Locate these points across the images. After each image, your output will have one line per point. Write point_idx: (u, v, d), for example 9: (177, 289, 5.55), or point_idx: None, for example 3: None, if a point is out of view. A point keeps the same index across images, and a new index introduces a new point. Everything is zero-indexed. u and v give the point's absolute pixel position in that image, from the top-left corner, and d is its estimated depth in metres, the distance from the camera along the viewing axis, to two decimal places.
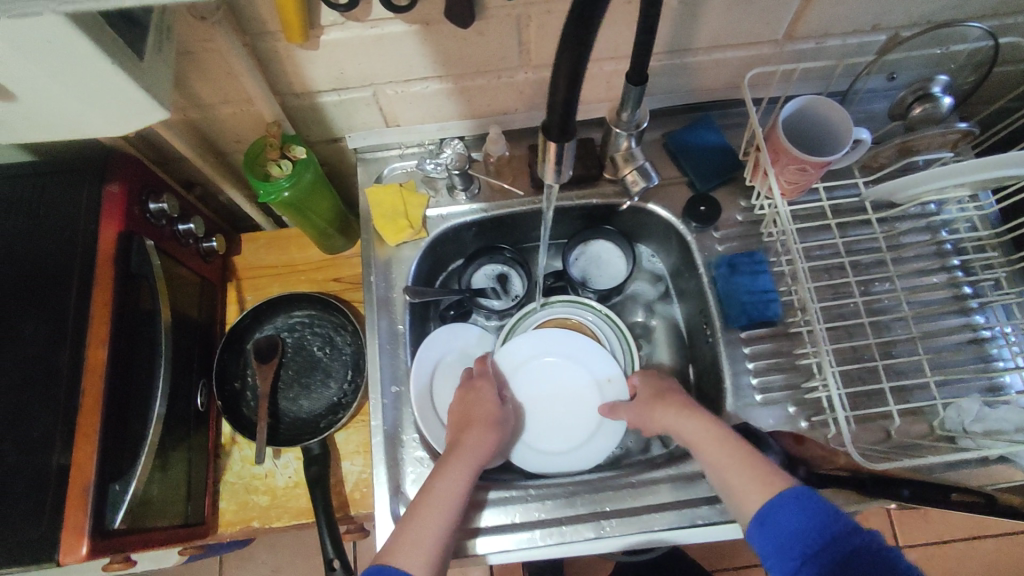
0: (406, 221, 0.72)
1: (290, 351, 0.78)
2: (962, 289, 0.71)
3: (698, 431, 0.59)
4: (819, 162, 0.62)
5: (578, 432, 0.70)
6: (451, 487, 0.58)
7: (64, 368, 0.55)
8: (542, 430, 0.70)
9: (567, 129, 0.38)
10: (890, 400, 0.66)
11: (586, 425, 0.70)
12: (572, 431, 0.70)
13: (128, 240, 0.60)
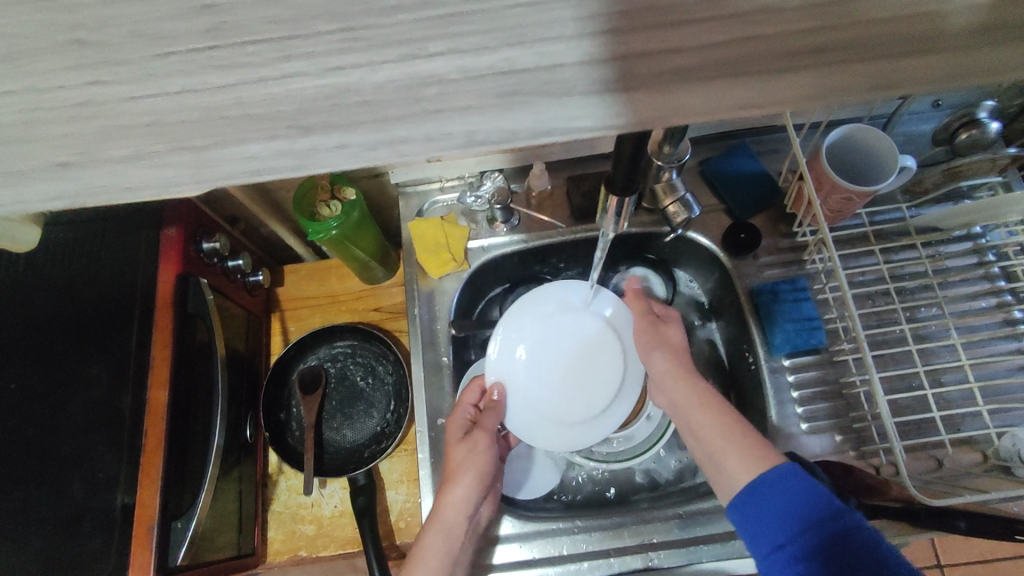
0: (449, 254, 0.72)
1: (333, 381, 0.80)
2: (1013, 314, 0.69)
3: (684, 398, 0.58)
4: (864, 192, 0.62)
5: (597, 402, 0.64)
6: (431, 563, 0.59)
7: (127, 410, 0.55)
8: (560, 397, 0.64)
9: (630, 185, 0.38)
10: (941, 429, 0.65)
11: (607, 386, 0.65)
12: (588, 400, 0.64)
13: (184, 281, 0.62)
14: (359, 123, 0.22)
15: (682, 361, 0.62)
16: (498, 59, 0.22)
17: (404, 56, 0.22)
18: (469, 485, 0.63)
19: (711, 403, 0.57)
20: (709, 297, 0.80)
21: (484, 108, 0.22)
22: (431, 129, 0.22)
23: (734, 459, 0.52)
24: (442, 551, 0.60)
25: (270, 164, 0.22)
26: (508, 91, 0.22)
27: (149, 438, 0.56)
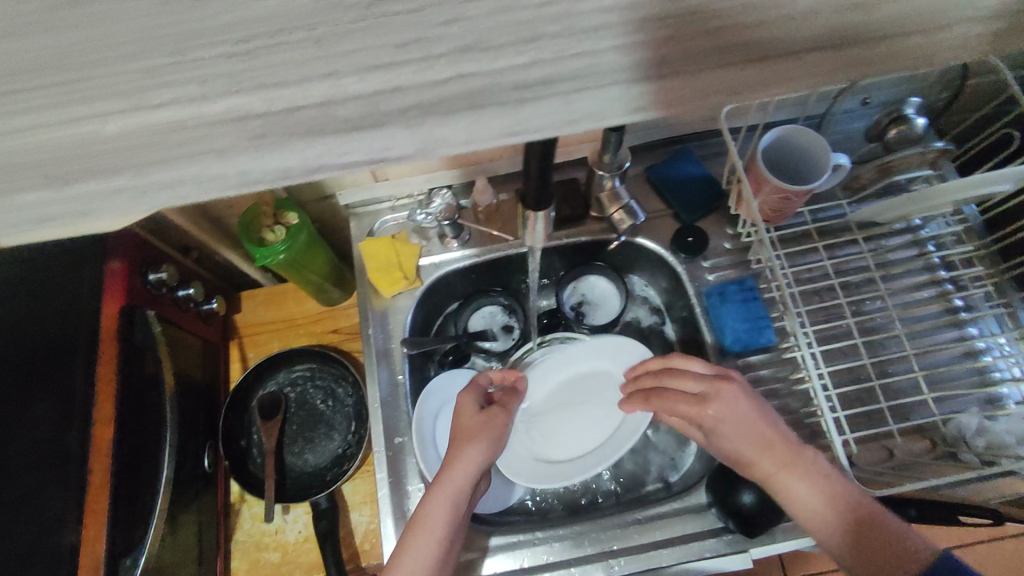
0: (400, 272, 0.73)
1: (293, 405, 0.79)
2: (954, 302, 0.70)
3: (741, 440, 0.55)
4: (801, 191, 0.63)
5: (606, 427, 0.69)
6: (438, 516, 0.58)
7: (75, 449, 0.55)
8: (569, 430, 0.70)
9: (542, 199, 0.39)
10: (889, 419, 0.66)
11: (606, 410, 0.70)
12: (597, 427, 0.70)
13: (131, 313, 0.62)
14: (208, 179, 0.25)
15: (761, 431, 0.54)
16: (312, 125, 0.25)
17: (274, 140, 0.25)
18: (482, 450, 0.61)
19: (805, 472, 0.52)
20: (662, 299, 0.81)
21: (316, 165, 0.25)
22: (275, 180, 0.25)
23: (836, 530, 0.51)
24: (449, 498, 0.59)
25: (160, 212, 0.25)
26: (343, 145, 0.25)
27: (96, 473, 0.55)
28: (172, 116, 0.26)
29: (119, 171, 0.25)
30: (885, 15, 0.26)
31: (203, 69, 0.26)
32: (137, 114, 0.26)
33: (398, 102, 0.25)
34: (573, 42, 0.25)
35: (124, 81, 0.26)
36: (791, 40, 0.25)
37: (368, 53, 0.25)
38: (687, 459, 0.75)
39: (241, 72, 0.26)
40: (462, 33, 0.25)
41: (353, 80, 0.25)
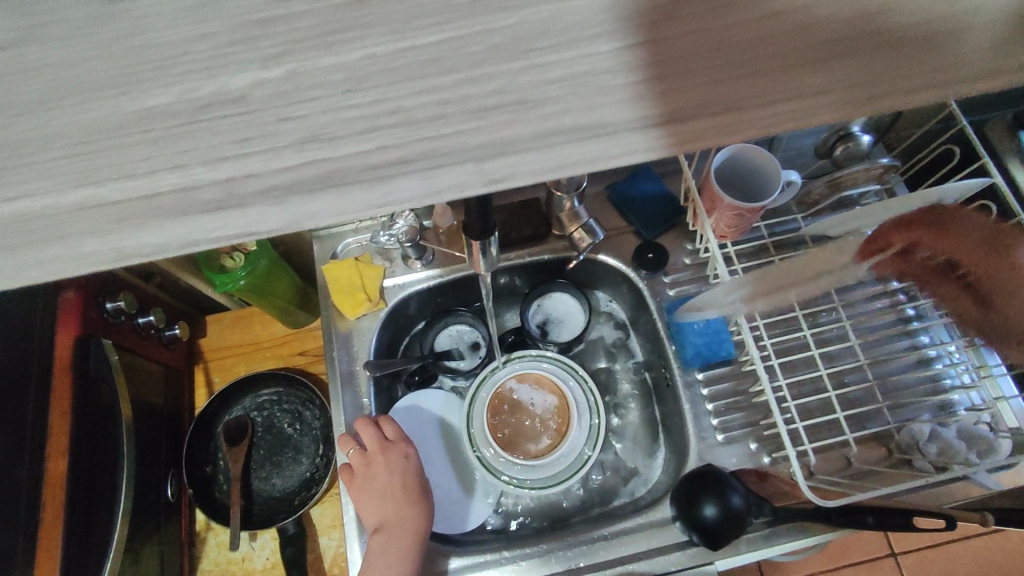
0: (364, 294, 0.73)
1: (259, 430, 0.79)
2: (905, 312, 0.72)
3: None
4: (755, 209, 0.65)
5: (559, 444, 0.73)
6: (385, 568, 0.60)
7: (23, 484, 0.53)
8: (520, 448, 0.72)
9: (487, 228, 0.40)
10: (846, 428, 0.67)
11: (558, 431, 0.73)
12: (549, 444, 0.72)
13: (85, 343, 0.62)
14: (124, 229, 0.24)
15: None
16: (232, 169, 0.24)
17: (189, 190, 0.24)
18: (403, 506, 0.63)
19: None
20: (627, 314, 0.82)
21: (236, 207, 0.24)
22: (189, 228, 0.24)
23: None
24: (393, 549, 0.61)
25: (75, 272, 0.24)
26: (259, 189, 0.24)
27: (48, 508, 0.54)
28: (84, 169, 0.24)
29: (25, 226, 0.24)
30: (795, 78, 0.25)
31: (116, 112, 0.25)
32: (45, 168, 0.24)
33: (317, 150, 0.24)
34: (493, 83, 0.25)
35: (35, 127, 0.25)
36: (698, 102, 0.25)
37: (290, 98, 0.25)
38: (655, 473, 0.75)
39: (159, 118, 0.25)
40: (385, 78, 0.25)
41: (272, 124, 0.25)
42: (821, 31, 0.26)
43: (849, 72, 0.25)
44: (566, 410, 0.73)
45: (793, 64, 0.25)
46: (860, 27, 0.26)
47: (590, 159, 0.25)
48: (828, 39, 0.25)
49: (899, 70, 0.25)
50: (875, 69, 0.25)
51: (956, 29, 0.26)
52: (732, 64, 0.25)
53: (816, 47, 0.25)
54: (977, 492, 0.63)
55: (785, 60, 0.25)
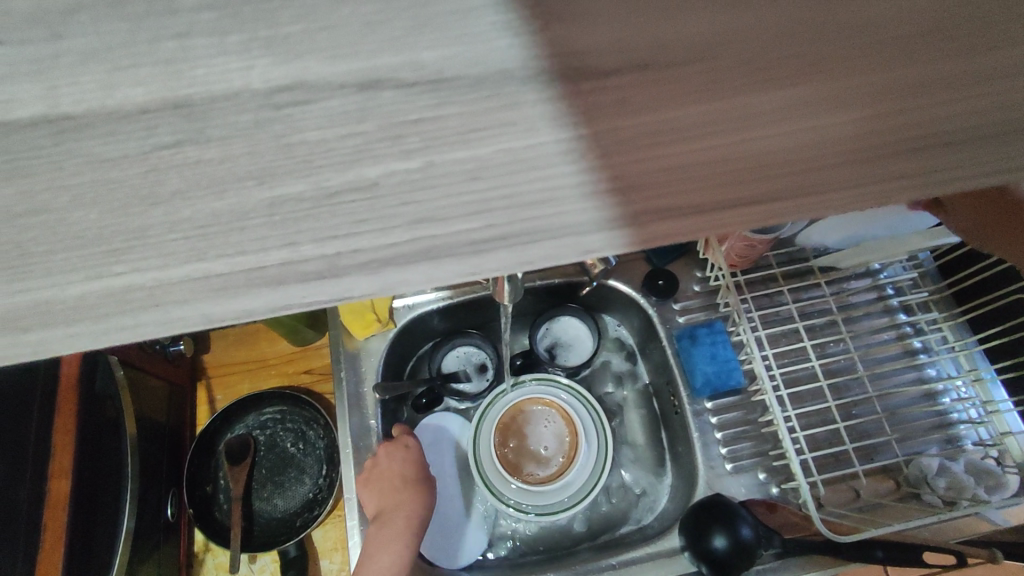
0: (373, 313, 0.71)
1: (262, 449, 0.78)
2: (912, 344, 0.73)
3: None
4: (767, 239, 0.65)
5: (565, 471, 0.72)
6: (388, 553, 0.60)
7: (23, 505, 0.52)
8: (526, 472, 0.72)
9: None
10: (854, 460, 0.67)
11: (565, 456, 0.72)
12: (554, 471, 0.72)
13: (93, 359, 0.61)
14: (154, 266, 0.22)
15: None
16: (273, 202, 0.22)
17: (228, 226, 0.22)
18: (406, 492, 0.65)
19: None
20: (634, 339, 0.82)
21: (275, 246, 0.22)
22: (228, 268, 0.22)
23: None
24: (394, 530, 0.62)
25: (97, 322, 0.21)
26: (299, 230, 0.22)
27: (48, 529, 0.53)
28: (109, 193, 0.22)
29: (39, 259, 0.22)
30: (800, 183, 0.23)
31: (141, 132, 0.23)
32: (66, 192, 0.22)
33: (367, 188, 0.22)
34: (556, 113, 0.23)
35: (47, 144, 0.23)
36: (678, 206, 0.23)
37: (337, 123, 0.23)
38: (662, 500, 0.75)
39: (188, 136, 0.23)
40: (440, 102, 0.23)
41: (319, 153, 0.23)
42: (758, 147, 0.23)
43: (857, 177, 0.23)
44: (574, 435, 0.73)
45: (795, 168, 0.23)
46: (869, 129, 0.24)
47: (663, 213, 0.23)
48: (836, 139, 0.23)
49: (909, 177, 0.23)
50: (885, 175, 0.23)
51: (972, 134, 0.24)
52: (664, 170, 0.23)
53: (821, 150, 0.23)
54: (985, 527, 0.63)
55: (786, 166, 0.23)
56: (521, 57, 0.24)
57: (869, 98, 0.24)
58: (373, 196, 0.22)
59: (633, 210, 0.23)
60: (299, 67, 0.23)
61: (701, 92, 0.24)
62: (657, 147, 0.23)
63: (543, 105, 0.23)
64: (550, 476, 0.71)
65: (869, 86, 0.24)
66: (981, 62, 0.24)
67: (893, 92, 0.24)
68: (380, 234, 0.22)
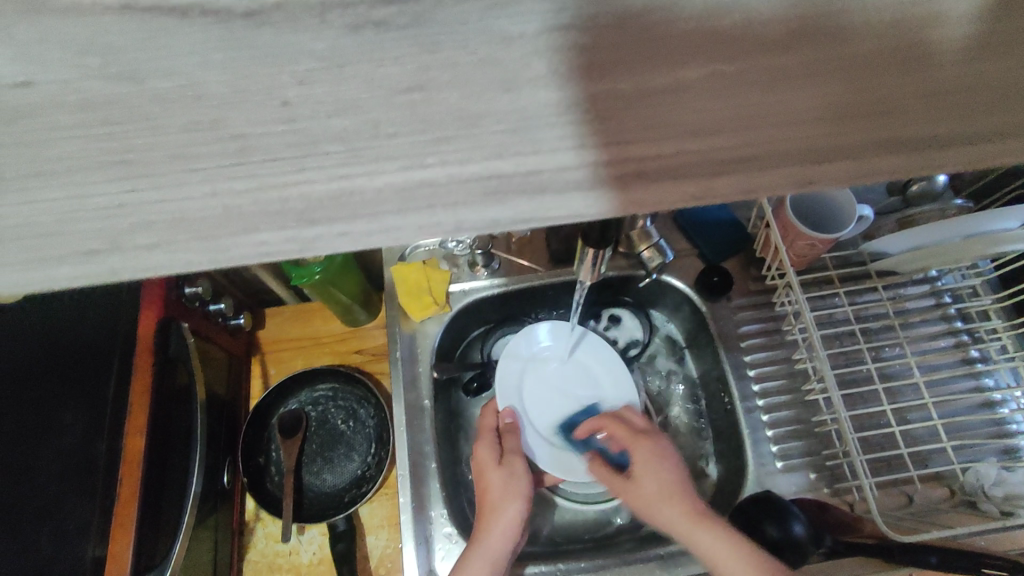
0: (431, 297, 0.74)
1: (314, 424, 0.79)
2: (970, 353, 0.72)
3: None
4: (828, 239, 0.65)
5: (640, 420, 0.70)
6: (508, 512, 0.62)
7: (102, 460, 0.54)
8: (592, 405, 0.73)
9: (606, 237, 0.40)
10: (909, 466, 0.67)
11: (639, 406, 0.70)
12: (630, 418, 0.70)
13: (167, 324, 0.64)
14: (323, 193, 0.21)
15: None
16: (438, 140, 0.22)
17: (390, 160, 0.22)
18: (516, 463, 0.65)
19: None
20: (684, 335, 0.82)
21: (441, 183, 0.22)
22: (397, 198, 0.21)
23: None
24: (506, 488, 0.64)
25: (271, 245, 0.21)
26: (463, 165, 0.22)
27: (124, 484, 0.56)
28: (283, 124, 0.22)
29: (211, 181, 0.22)
30: (897, 133, 0.22)
31: (313, 69, 0.23)
32: (245, 121, 0.22)
33: (534, 125, 0.22)
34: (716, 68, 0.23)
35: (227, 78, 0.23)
36: (698, 166, 0.22)
37: (506, 67, 0.23)
38: (707, 494, 0.75)
39: (352, 77, 0.23)
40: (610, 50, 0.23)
41: (488, 92, 0.23)
42: (732, 120, 0.22)
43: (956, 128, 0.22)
44: None
45: (798, 127, 0.22)
46: (968, 79, 0.23)
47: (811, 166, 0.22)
48: (932, 88, 0.23)
49: (910, 147, 0.22)
50: (965, 129, 0.22)
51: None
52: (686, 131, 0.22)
53: (919, 99, 0.22)
54: None
55: (885, 111, 0.22)
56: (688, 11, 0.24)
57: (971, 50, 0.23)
58: (538, 136, 0.22)
59: (796, 167, 0.22)
60: (466, 10, 0.23)
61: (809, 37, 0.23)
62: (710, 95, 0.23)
63: (705, 60, 0.23)
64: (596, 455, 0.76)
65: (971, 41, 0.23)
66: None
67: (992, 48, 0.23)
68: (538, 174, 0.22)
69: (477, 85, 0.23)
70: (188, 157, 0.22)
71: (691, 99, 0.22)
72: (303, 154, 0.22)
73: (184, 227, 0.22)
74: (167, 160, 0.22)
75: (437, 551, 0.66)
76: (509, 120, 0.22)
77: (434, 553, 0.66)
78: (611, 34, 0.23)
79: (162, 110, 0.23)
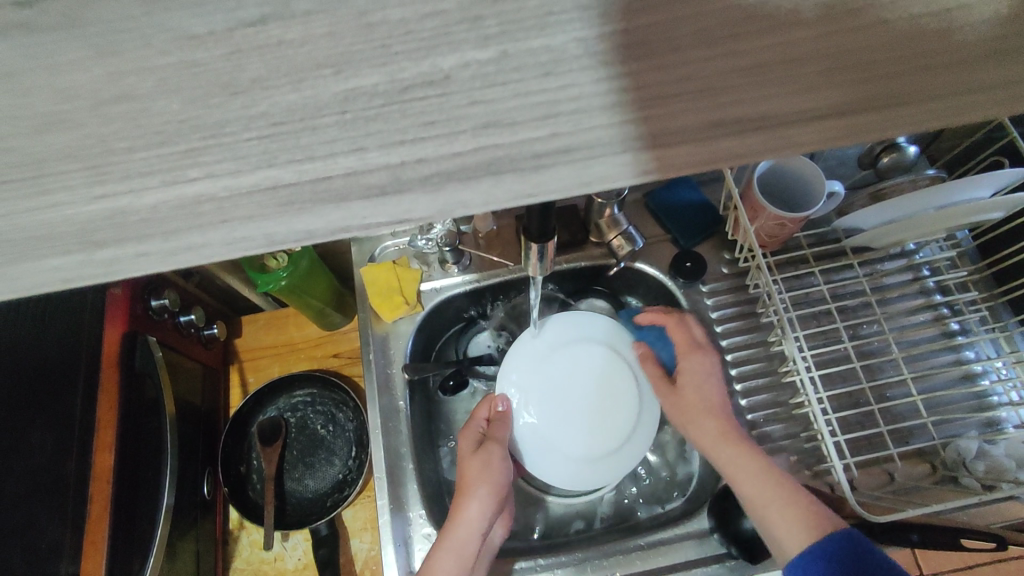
0: (401, 297, 0.73)
1: (293, 431, 0.79)
2: (950, 326, 0.71)
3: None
4: (796, 218, 0.64)
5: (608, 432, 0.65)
6: (471, 525, 0.59)
7: (72, 479, 0.54)
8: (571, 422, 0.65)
9: (546, 229, 0.39)
10: (890, 443, 0.66)
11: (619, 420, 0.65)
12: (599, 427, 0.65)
13: (132, 338, 0.63)
14: (150, 234, 0.21)
15: None
16: (263, 177, 0.21)
17: (250, 160, 0.21)
18: (484, 498, 0.60)
19: None
20: None
21: (315, 186, 0.20)
22: (224, 235, 0.20)
23: None
24: (477, 490, 0.61)
25: (128, 257, 0.21)
26: (290, 198, 0.21)
27: (95, 502, 0.55)
28: (145, 135, 0.21)
29: (34, 230, 0.21)
30: (777, 126, 0.21)
31: (178, 73, 0.22)
32: (103, 129, 0.22)
33: (357, 156, 0.21)
34: None
35: (47, 126, 0.22)
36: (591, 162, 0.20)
37: (313, 104, 0.21)
38: (691, 481, 0.74)
39: (215, 76, 0.22)
40: None
41: (303, 131, 0.21)
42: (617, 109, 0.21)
43: (809, 140, 0.21)
44: None
45: (690, 124, 0.21)
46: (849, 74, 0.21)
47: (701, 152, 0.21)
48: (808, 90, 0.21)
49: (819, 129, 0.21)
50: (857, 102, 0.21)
51: (947, 93, 0.21)
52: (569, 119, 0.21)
53: (774, 110, 0.21)
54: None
55: (771, 104, 0.21)
56: (533, 20, 0.22)
57: (803, 45, 0.21)
58: (409, 128, 0.21)
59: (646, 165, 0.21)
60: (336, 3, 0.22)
61: (647, 49, 0.21)
62: (593, 77, 0.21)
63: (584, 31, 0.21)
64: None
65: (813, 36, 0.22)
66: (951, 21, 0.22)
67: (832, 47, 0.21)
68: (410, 174, 0.21)
69: (342, 82, 0.21)
70: (11, 208, 0.21)
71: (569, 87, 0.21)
72: (165, 165, 0.21)
73: (44, 243, 0.21)
74: (15, 179, 0.21)
75: (417, 552, 0.66)
76: (325, 155, 0.21)
77: (413, 553, 0.66)
78: (486, 18, 0.22)
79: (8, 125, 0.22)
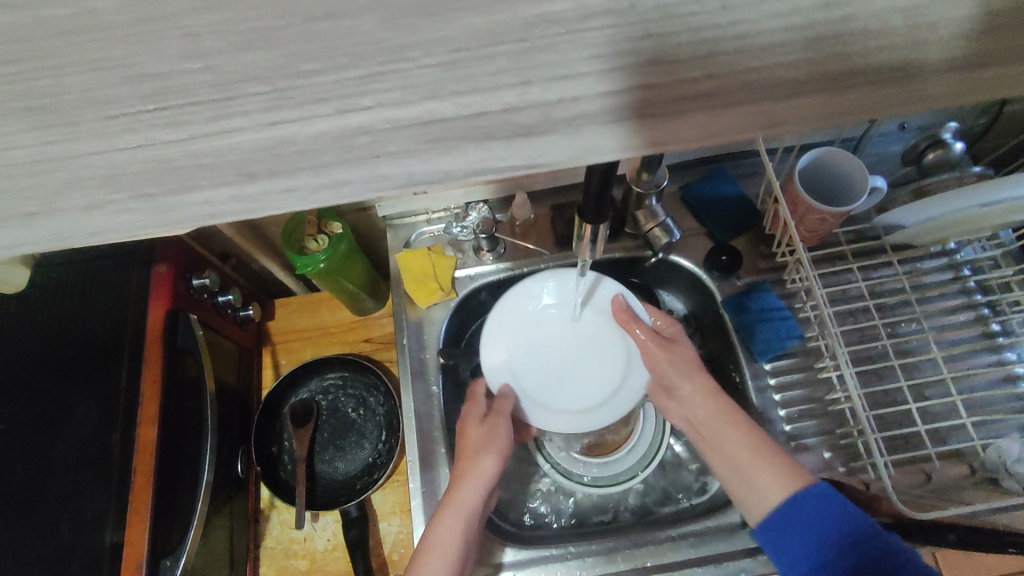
0: (436, 283, 0.74)
1: (324, 413, 0.80)
2: (991, 326, 0.70)
3: None
4: (838, 213, 0.63)
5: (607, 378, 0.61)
6: (476, 489, 0.61)
7: (116, 450, 0.55)
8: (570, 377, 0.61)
9: (601, 212, 0.40)
10: (927, 442, 0.65)
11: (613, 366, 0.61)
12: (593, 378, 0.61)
13: (175, 316, 0.64)
14: (308, 167, 0.22)
15: None
16: (398, 116, 0.22)
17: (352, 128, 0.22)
18: (489, 462, 0.62)
19: None
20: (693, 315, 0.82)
21: (416, 152, 0.21)
22: (368, 172, 0.21)
23: None
24: (485, 457, 0.62)
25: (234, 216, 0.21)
26: (440, 134, 0.21)
27: (138, 474, 0.56)
28: (250, 102, 0.22)
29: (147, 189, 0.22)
30: (867, 101, 0.21)
31: (280, 45, 0.23)
32: (209, 96, 0.23)
33: (476, 113, 0.21)
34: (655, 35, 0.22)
35: (163, 92, 0.23)
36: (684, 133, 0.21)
37: (464, 42, 0.22)
38: None
39: (316, 48, 0.23)
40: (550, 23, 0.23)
41: (476, 60, 0.22)
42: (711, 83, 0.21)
43: (901, 102, 0.22)
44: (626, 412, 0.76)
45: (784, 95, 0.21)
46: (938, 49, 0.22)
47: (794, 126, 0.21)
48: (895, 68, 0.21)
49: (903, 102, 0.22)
50: (944, 76, 0.21)
51: None
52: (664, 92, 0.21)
53: (877, 63, 0.21)
54: None
55: (863, 78, 0.21)
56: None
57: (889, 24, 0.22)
58: (506, 98, 0.21)
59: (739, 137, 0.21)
60: None
61: (760, 20, 0.22)
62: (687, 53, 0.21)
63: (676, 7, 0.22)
64: (602, 449, 0.75)
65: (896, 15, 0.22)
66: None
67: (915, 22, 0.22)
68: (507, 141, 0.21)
69: (438, 57, 0.22)
70: (146, 165, 0.22)
71: (666, 62, 0.21)
72: (270, 130, 0.22)
73: (157, 203, 0.22)
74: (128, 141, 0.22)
75: None
76: (490, 88, 0.22)
77: None
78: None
79: (121, 92, 0.23)
